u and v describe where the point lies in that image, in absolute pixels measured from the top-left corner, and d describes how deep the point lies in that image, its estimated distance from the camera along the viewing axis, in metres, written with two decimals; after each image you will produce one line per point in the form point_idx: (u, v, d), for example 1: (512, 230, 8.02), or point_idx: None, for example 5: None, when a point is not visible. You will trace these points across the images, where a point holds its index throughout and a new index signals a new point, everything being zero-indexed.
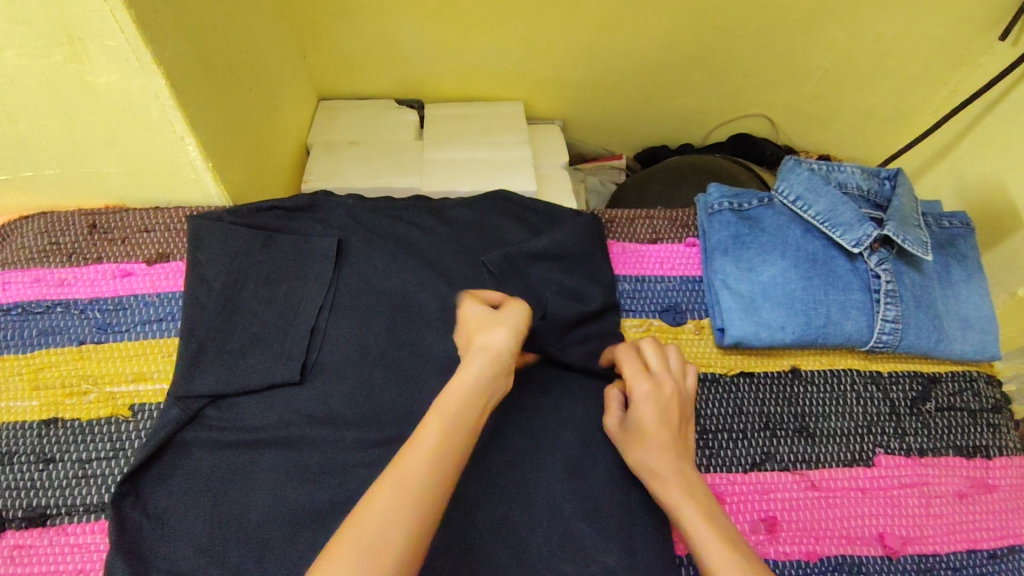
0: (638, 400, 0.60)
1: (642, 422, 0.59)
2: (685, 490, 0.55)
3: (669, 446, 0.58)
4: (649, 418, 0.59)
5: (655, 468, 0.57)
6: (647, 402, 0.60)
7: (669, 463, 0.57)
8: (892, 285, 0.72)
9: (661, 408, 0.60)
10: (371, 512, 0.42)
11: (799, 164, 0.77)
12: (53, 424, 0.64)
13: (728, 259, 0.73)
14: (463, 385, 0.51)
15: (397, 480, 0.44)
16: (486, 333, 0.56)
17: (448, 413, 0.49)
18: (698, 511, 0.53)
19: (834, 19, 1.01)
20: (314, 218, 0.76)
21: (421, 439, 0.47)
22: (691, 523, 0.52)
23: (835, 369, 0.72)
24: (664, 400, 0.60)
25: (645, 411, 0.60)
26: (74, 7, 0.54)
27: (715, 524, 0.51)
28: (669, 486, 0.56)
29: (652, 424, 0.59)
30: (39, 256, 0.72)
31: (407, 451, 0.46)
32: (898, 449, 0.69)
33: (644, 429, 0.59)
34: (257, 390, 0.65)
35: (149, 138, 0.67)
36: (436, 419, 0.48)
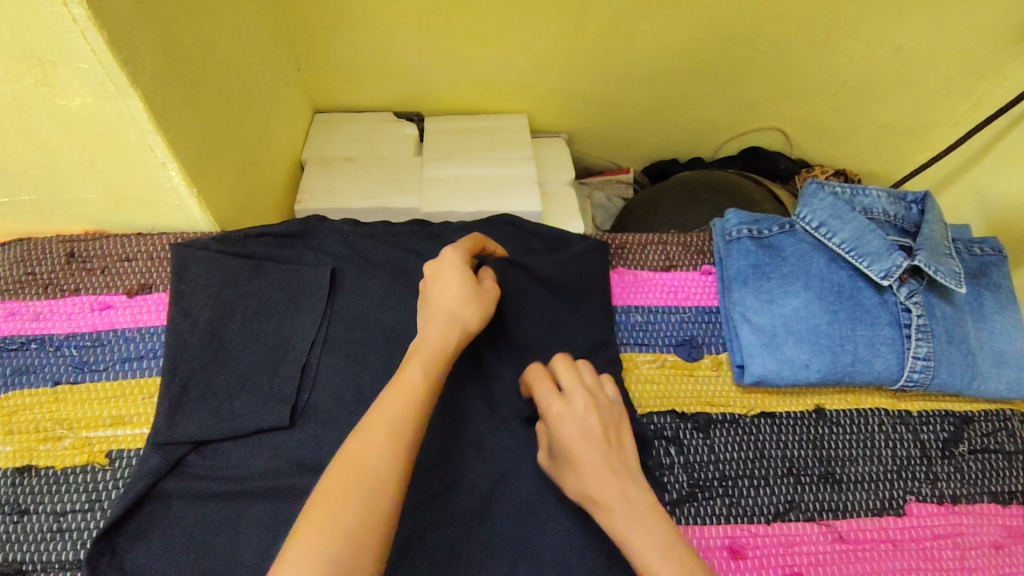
0: (555, 420, 0.51)
1: (570, 446, 0.50)
2: (637, 523, 0.45)
3: (604, 467, 0.48)
4: (573, 440, 0.50)
5: (600, 503, 0.48)
6: (564, 422, 0.51)
7: (609, 492, 0.47)
8: (923, 320, 0.67)
9: (581, 422, 0.51)
10: (365, 447, 0.43)
11: (822, 188, 0.72)
12: (25, 473, 0.59)
13: (748, 291, 0.69)
14: (442, 349, 0.52)
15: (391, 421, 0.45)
16: (467, 308, 0.55)
17: (430, 364, 0.50)
18: (651, 549, 0.44)
19: (854, 29, 0.97)
20: (306, 245, 0.72)
21: (405, 383, 0.48)
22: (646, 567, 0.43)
23: (862, 409, 0.68)
24: (584, 411, 0.51)
25: (569, 433, 0.51)
26: (42, 29, 0.49)
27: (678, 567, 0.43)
28: (618, 523, 0.46)
29: (578, 444, 0.50)
30: (15, 287, 0.67)
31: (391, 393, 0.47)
32: (930, 496, 0.65)
33: (574, 453, 0.50)
34: (244, 435, 0.60)
35: (129, 163, 0.63)
36: (417, 364, 0.50)
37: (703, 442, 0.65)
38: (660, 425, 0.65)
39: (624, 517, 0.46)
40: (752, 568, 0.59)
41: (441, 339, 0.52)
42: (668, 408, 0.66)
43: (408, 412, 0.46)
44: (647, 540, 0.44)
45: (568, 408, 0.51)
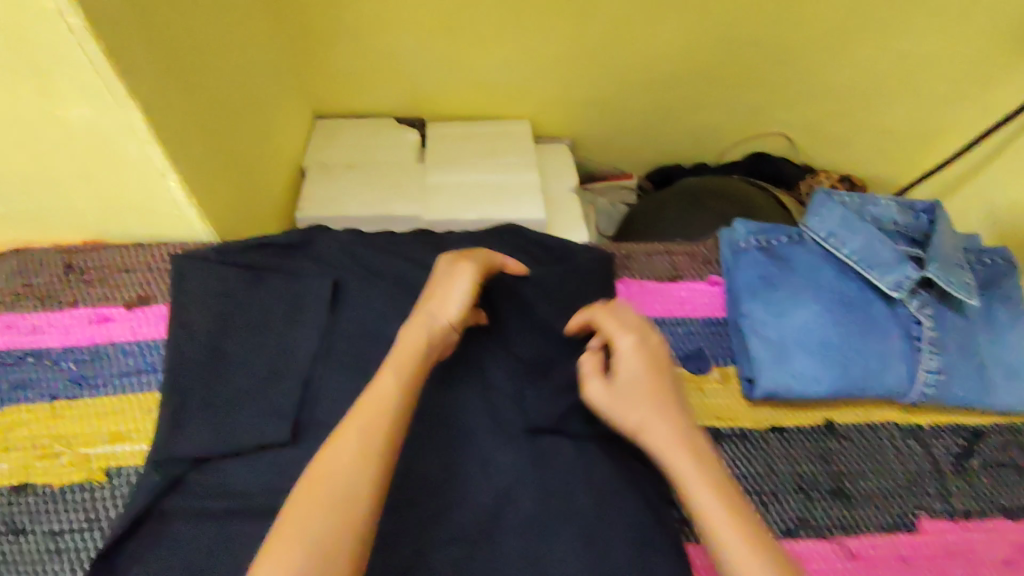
0: (626, 354, 0.55)
1: (639, 379, 0.54)
2: (694, 455, 0.50)
3: (673, 403, 0.53)
4: (642, 375, 0.54)
5: (662, 433, 0.51)
6: (641, 358, 0.55)
7: (675, 425, 0.52)
8: (934, 333, 0.66)
9: (652, 360, 0.55)
10: (337, 461, 0.46)
11: (831, 197, 0.71)
12: (22, 491, 0.58)
13: (758, 302, 0.68)
14: (417, 352, 0.53)
15: (362, 434, 0.48)
16: (441, 305, 0.57)
17: (404, 369, 0.52)
18: (715, 489, 0.48)
19: (860, 33, 0.96)
20: (308, 256, 0.71)
21: (378, 393, 0.50)
22: (710, 506, 0.47)
23: (872, 423, 0.68)
24: (656, 354, 0.56)
25: (641, 367, 0.55)
26: (39, 38, 0.48)
27: (729, 504, 0.47)
28: (683, 456, 0.50)
29: (651, 380, 0.54)
30: (11, 300, 0.66)
31: (364, 404, 0.50)
32: (944, 511, 0.64)
33: (644, 384, 0.54)
34: (245, 451, 0.59)
35: (127, 174, 0.61)
36: (391, 371, 0.52)
37: None
38: None
39: (689, 455, 0.50)
40: None
41: (416, 342, 0.54)
42: None
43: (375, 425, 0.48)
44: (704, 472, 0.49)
45: (647, 348, 0.56)
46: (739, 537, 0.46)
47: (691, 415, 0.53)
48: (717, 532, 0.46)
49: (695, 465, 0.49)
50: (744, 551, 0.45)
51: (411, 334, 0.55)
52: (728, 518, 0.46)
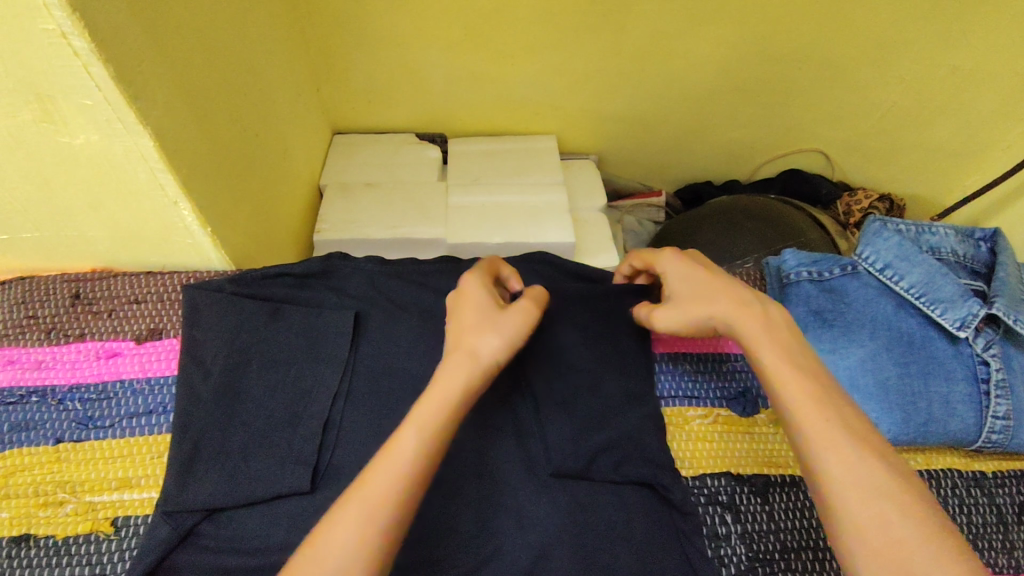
0: (676, 263, 0.56)
1: (694, 279, 0.54)
2: (761, 324, 0.49)
3: (732, 290, 0.52)
4: (695, 273, 0.54)
5: (727, 318, 0.50)
6: (689, 262, 0.56)
7: (736, 307, 0.51)
8: (1002, 374, 0.61)
9: (701, 264, 0.56)
10: (333, 532, 0.40)
11: (885, 225, 0.67)
12: (23, 543, 0.54)
13: (809, 341, 0.63)
14: (450, 398, 0.46)
15: (365, 499, 0.41)
16: (477, 335, 0.50)
17: (429, 425, 0.45)
18: (794, 372, 0.46)
19: (905, 48, 0.91)
20: (329, 286, 0.67)
21: (396, 453, 0.43)
22: (791, 388, 0.45)
23: (933, 470, 0.63)
24: (701, 261, 0.57)
25: (693, 267, 0.55)
26: (42, 63, 0.44)
27: (802, 372, 0.46)
28: (755, 341, 0.48)
29: (706, 276, 0.54)
30: (15, 333, 0.63)
31: (378, 464, 0.43)
32: (1008, 566, 0.59)
33: (698, 280, 0.54)
34: (261, 500, 0.55)
35: (137, 202, 0.58)
36: (415, 426, 0.45)
37: (761, 507, 0.59)
38: (714, 489, 0.60)
39: (763, 339, 0.48)
40: None
41: (448, 386, 0.47)
42: (722, 470, 0.61)
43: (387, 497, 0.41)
44: (776, 345, 0.48)
45: (693, 257, 0.57)
46: (821, 412, 0.44)
47: (756, 295, 0.52)
48: (800, 414, 0.44)
49: (770, 349, 0.48)
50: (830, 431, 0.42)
51: (444, 375, 0.48)
52: (811, 400, 0.44)
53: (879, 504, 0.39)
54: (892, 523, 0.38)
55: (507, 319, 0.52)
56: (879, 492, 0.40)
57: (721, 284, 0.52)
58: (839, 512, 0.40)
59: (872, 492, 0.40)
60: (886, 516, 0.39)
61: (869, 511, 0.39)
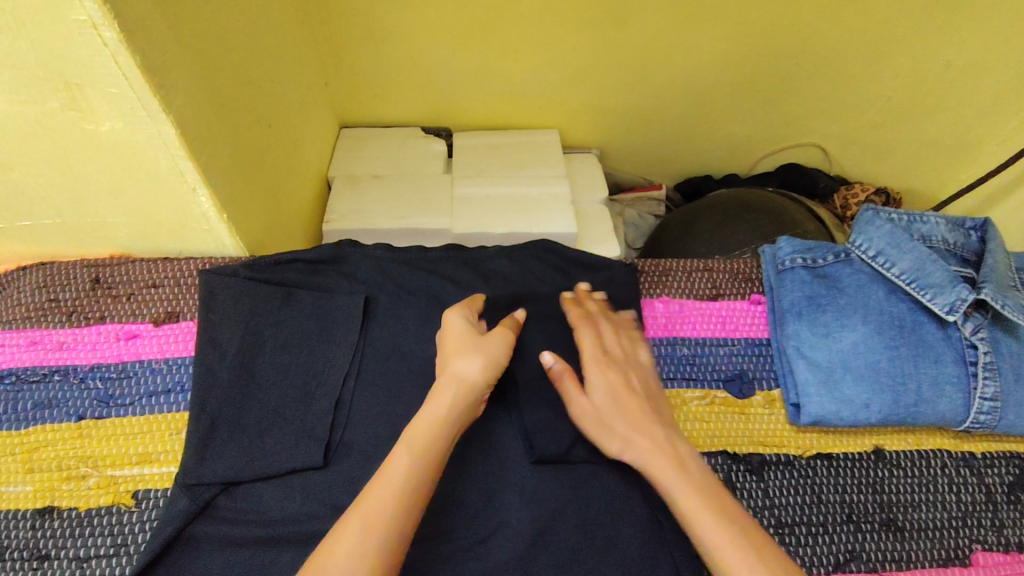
0: (598, 386, 0.56)
1: (610, 403, 0.55)
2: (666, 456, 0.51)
3: (648, 423, 0.53)
4: (615, 401, 0.55)
5: (636, 451, 0.52)
6: (612, 385, 0.56)
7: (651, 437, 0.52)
8: (990, 357, 0.63)
9: (626, 389, 0.56)
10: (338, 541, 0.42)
11: (878, 215, 0.69)
12: (47, 515, 0.56)
13: (803, 324, 0.66)
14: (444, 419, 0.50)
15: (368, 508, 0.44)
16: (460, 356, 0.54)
17: (427, 443, 0.48)
18: (694, 488, 0.48)
19: (900, 44, 0.93)
20: (339, 271, 0.69)
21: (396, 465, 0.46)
22: (690, 503, 0.47)
23: (923, 450, 0.65)
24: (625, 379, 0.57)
25: (610, 394, 0.56)
26: (71, 52, 0.47)
27: (704, 497, 0.47)
28: (658, 466, 0.50)
29: (620, 406, 0.55)
30: (36, 315, 0.65)
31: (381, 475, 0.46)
32: (996, 544, 0.61)
33: (612, 408, 0.55)
34: (276, 475, 0.57)
35: (157, 188, 0.60)
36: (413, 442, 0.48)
37: (757, 485, 0.61)
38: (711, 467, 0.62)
39: (663, 464, 0.50)
40: None
41: (439, 407, 0.51)
42: (719, 448, 0.63)
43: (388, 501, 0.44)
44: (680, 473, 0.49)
45: (616, 374, 0.57)
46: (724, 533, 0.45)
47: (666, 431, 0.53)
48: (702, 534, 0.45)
49: (671, 469, 0.50)
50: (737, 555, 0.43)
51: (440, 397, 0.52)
52: (710, 519, 0.46)
53: None
54: None
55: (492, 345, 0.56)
56: None
57: (630, 419, 0.54)
58: None
59: None
60: None
61: None
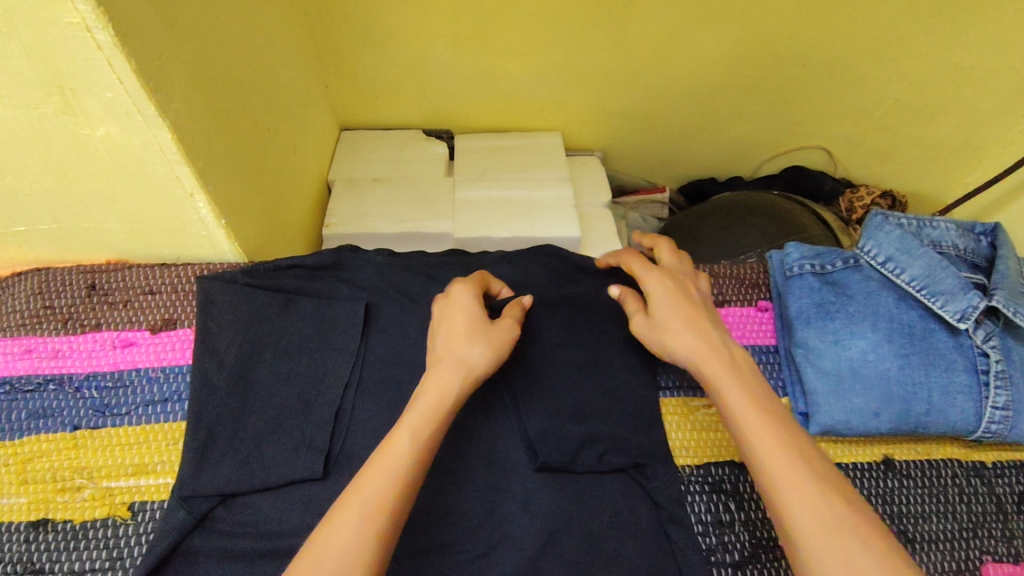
0: (658, 292, 0.56)
1: (671, 307, 0.55)
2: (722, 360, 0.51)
3: (705, 328, 0.54)
4: (673, 304, 0.55)
5: (688, 350, 0.53)
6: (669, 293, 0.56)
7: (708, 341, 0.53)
8: (1002, 365, 0.62)
9: (685, 297, 0.56)
10: (329, 539, 0.40)
11: (887, 220, 0.68)
12: (41, 527, 0.55)
13: (812, 331, 0.65)
14: (443, 408, 0.48)
15: (362, 501, 0.42)
16: (461, 346, 0.51)
17: (422, 430, 0.46)
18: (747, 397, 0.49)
19: (907, 45, 0.92)
20: (340, 277, 0.68)
21: (391, 457, 0.45)
22: (743, 411, 0.48)
23: (933, 460, 0.64)
24: (684, 290, 0.57)
25: (669, 299, 0.56)
26: (65, 57, 0.46)
27: (757, 406, 0.48)
28: (712, 370, 0.51)
29: (680, 310, 0.55)
30: (32, 323, 0.64)
31: (374, 466, 0.44)
32: (1008, 555, 0.60)
33: (671, 311, 0.55)
34: (274, 487, 0.56)
35: (154, 193, 0.59)
36: (408, 427, 0.46)
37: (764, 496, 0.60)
38: (718, 477, 0.61)
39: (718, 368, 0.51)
40: None
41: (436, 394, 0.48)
42: (725, 458, 0.62)
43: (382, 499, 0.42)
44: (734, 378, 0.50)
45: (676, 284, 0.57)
46: (776, 440, 0.46)
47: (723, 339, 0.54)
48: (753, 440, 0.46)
49: (727, 375, 0.50)
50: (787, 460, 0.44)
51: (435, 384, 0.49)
52: (762, 425, 0.47)
53: (845, 537, 0.40)
54: (856, 558, 0.39)
55: (497, 335, 0.53)
56: (839, 523, 0.41)
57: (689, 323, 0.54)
58: (797, 542, 0.41)
59: (834, 522, 0.41)
60: (853, 551, 0.39)
61: (834, 542, 0.40)
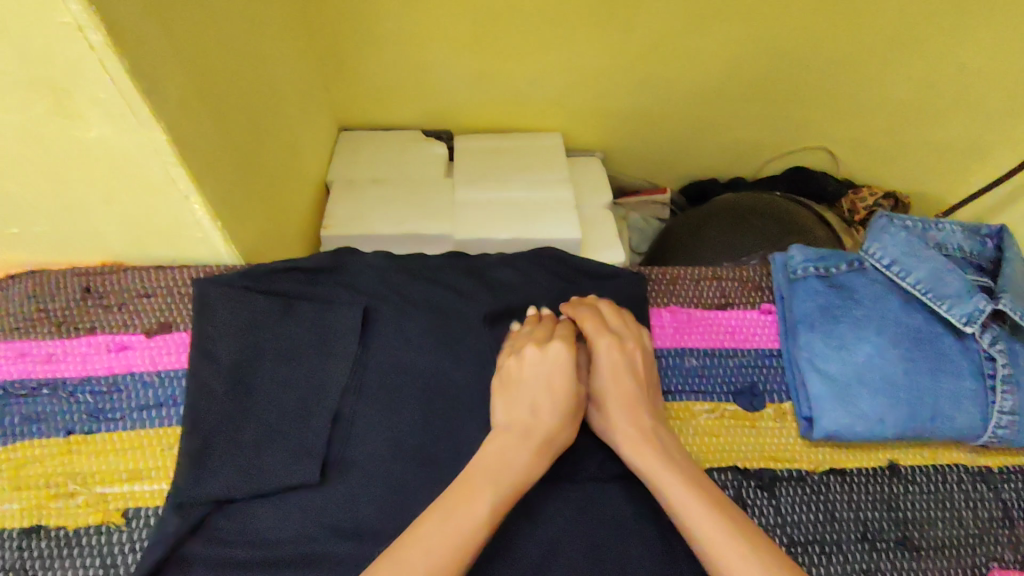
0: (601, 362, 0.58)
1: (609, 385, 0.57)
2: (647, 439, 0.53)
3: (635, 405, 0.56)
4: (613, 380, 0.57)
5: (619, 429, 0.55)
6: (608, 364, 0.58)
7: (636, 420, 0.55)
8: (1009, 370, 0.61)
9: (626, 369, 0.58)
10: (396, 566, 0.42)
11: (893, 222, 0.67)
12: (34, 534, 0.54)
13: (816, 335, 0.64)
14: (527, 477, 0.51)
15: (436, 536, 0.44)
16: (547, 416, 0.54)
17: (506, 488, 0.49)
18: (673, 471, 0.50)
19: (910, 46, 0.91)
20: (337, 280, 0.67)
21: (476, 502, 0.47)
22: (668, 485, 0.49)
23: (939, 465, 0.63)
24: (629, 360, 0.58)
25: (609, 374, 0.57)
26: (58, 57, 0.45)
27: (684, 480, 0.50)
28: (641, 448, 0.53)
29: (618, 386, 0.57)
30: (25, 326, 0.63)
31: (451, 504, 0.47)
32: (1015, 562, 0.60)
33: (611, 389, 0.57)
34: (271, 493, 0.55)
35: (149, 196, 0.58)
36: (496, 480, 0.49)
37: (768, 502, 0.59)
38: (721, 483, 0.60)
39: (643, 444, 0.53)
40: None
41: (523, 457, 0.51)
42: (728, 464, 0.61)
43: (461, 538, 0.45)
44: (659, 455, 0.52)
45: (617, 351, 0.58)
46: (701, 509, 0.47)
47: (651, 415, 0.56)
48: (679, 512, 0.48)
49: (652, 453, 0.52)
50: (712, 531, 0.46)
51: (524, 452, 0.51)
52: (686, 497, 0.48)
53: None
54: None
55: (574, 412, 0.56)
56: None
57: (623, 402, 0.56)
58: None
59: None
60: None
61: None
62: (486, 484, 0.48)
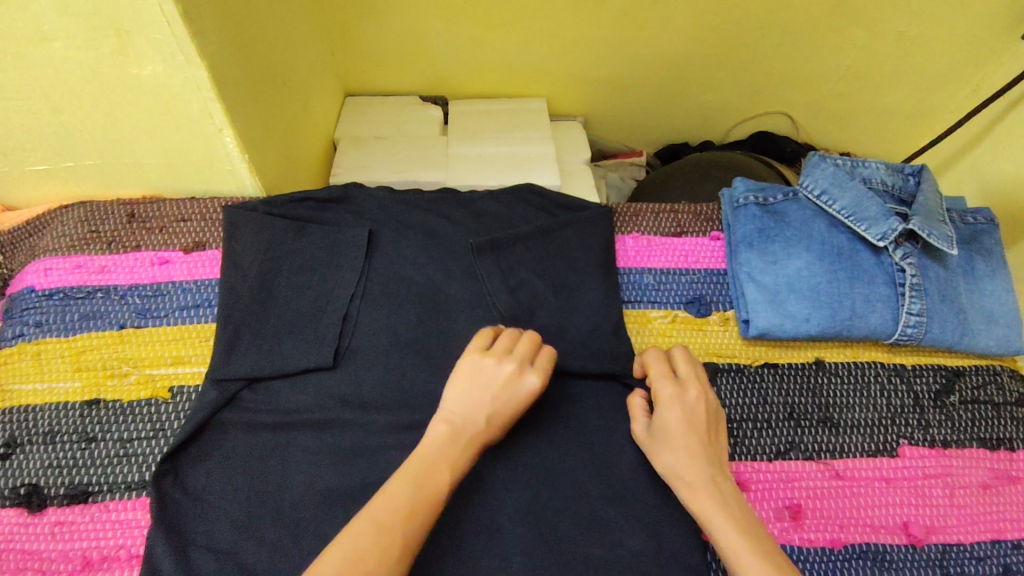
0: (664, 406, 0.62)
1: (669, 423, 0.61)
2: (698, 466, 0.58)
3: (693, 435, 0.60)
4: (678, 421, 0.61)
5: (673, 461, 0.59)
6: (672, 405, 0.62)
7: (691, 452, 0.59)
8: (917, 279, 0.72)
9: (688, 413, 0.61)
10: (345, 543, 0.46)
11: (824, 159, 0.78)
12: (95, 406, 0.66)
13: (754, 253, 0.74)
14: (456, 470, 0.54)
15: (379, 516, 0.48)
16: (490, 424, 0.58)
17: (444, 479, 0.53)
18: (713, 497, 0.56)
19: (857, 18, 1.02)
20: (347, 209, 0.77)
21: (422, 490, 0.51)
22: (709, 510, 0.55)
23: (859, 361, 0.74)
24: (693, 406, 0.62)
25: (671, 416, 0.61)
26: (124, 3, 0.56)
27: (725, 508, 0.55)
28: (691, 473, 0.58)
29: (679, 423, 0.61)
30: (80, 244, 0.73)
31: (398, 488, 0.51)
32: (922, 440, 0.70)
33: (672, 429, 0.60)
34: (292, 374, 0.66)
35: (189, 129, 0.69)
36: (438, 472, 0.53)
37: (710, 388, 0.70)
38: None
39: (693, 472, 0.58)
40: (756, 499, 0.65)
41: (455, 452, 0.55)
42: None
43: (400, 524, 0.48)
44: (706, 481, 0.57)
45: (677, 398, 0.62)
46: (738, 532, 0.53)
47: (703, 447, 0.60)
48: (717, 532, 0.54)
49: (700, 479, 0.57)
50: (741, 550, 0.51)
51: (457, 449, 0.55)
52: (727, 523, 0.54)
53: None
54: None
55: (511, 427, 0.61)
56: None
57: (684, 438, 0.60)
58: None
59: None
60: None
61: None
62: (435, 473, 0.53)
